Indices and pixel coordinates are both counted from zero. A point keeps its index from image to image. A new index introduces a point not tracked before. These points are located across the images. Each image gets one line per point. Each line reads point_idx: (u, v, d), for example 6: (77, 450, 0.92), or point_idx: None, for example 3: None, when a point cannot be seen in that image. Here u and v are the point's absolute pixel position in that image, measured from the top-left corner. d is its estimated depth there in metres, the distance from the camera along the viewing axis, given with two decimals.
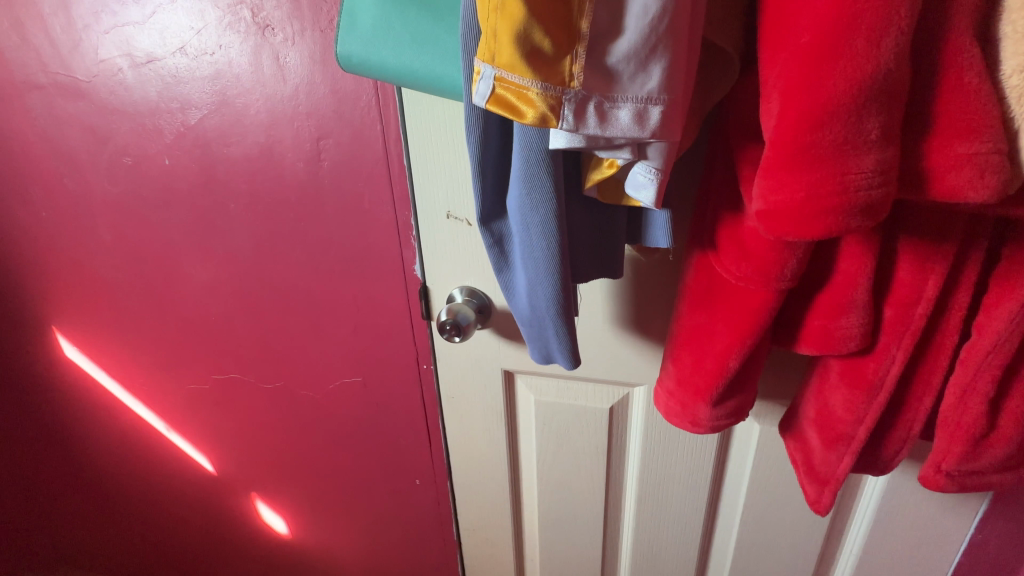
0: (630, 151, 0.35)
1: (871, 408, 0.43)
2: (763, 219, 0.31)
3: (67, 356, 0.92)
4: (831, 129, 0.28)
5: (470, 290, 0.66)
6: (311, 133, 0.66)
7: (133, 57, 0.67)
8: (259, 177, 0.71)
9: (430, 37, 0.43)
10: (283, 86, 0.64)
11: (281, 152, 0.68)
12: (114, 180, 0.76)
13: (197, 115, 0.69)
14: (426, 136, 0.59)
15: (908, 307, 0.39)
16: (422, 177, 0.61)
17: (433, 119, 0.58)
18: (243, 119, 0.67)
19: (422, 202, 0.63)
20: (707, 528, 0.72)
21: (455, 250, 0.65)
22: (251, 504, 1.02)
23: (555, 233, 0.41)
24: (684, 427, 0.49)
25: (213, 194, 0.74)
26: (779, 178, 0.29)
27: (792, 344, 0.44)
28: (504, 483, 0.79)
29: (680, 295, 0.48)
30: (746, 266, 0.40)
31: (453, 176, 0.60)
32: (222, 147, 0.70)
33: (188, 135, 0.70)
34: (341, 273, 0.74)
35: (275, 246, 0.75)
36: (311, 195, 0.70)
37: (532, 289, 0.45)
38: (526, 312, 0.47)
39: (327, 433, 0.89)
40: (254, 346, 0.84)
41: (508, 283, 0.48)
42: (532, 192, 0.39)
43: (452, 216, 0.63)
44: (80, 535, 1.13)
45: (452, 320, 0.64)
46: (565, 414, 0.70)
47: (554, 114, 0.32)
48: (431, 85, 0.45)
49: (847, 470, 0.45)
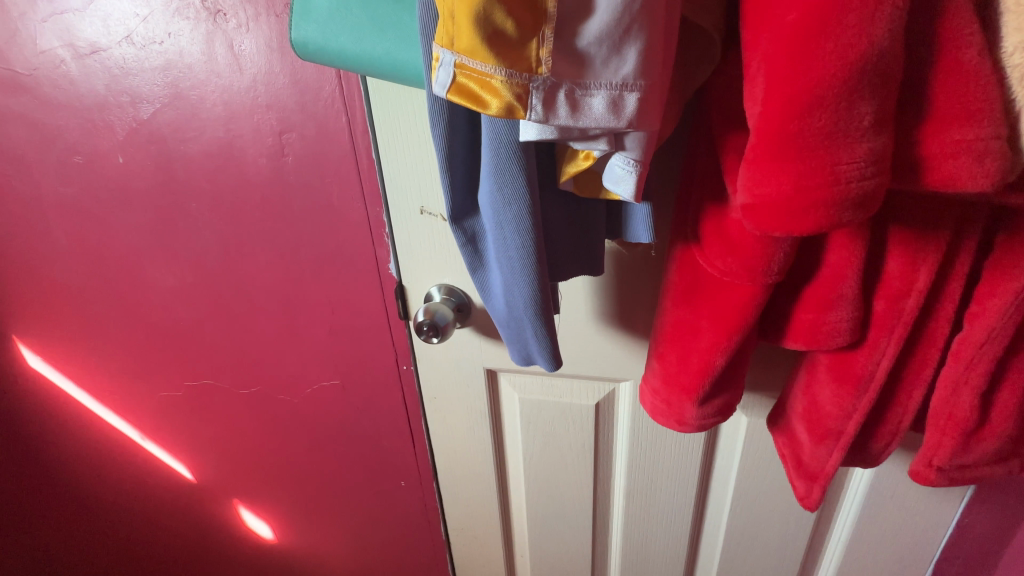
0: (606, 142, 0.33)
1: (861, 402, 0.41)
2: (747, 213, 0.29)
3: (30, 366, 0.88)
4: (820, 116, 0.25)
5: (448, 288, 0.64)
6: (273, 127, 0.62)
7: (76, 48, 0.63)
8: (222, 174, 0.66)
9: (393, 22, 0.40)
10: (240, 76, 0.60)
11: (243, 147, 0.64)
12: (66, 181, 0.71)
13: (150, 109, 0.64)
14: (393, 128, 0.56)
15: (898, 299, 0.37)
16: (392, 173, 0.58)
17: (404, 110, 0.54)
18: (199, 112, 0.63)
19: (394, 197, 0.60)
20: (696, 521, 0.71)
21: (430, 248, 0.62)
22: (233, 511, 0.99)
23: (529, 231, 0.38)
24: (670, 426, 0.48)
25: (173, 194, 0.69)
26: (762, 170, 0.27)
27: (780, 339, 0.43)
28: (491, 482, 0.77)
29: (663, 290, 0.46)
30: (731, 260, 0.38)
31: (425, 170, 0.57)
32: (178, 143, 0.66)
33: (141, 131, 0.66)
34: (315, 273, 0.71)
35: (244, 245, 0.71)
36: (278, 193, 0.66)
37: (509, 290, 0.42)
38: (504, 314, 0.45)
39: (307, 437, 0.86)
40: (228, 349, 0.81)
41: (483, 283, 0.46)
42: (504, 188, 0.37)
43: (426, 211, 0.60)
44: (57, 549, 1.09)
45: (431, 320, 0.62)
46: (551, 412, 0.68)
47: (521, 104, 0.29)
48: (398, 77, 0.42)
49: (836, 465, 0.44)
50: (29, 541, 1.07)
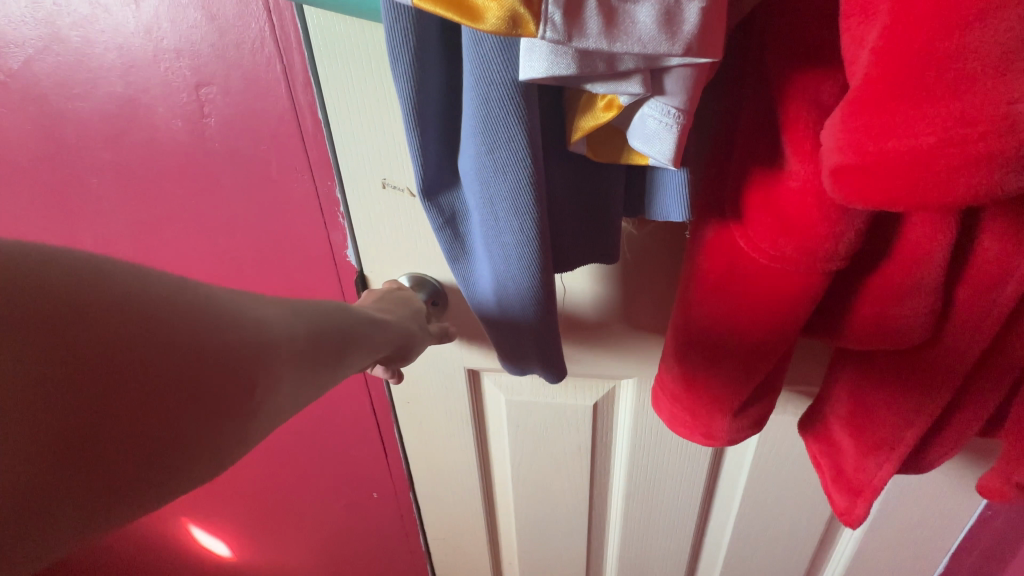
0: (640, 82, 0.23)
1: (924, 407, 0.35)
2: (843, 176, 0.23)
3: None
4: (976, 47, 0.20)
5: (419, 278, 0.54)
6: (186, 80, 0.48)
7: None
8: (126, 142, 0.53)
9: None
10: (137, 11, 0.46)
11: (150, 106, 0.50)
12: None
13: (19, 58, 0.50)
14: (343, 78, 0.44)
15: (990, 288, 0.30)
16: (345, 138, 0.47)
17: (356, 56, 0.43)
18: (86, 61, 0.49)
19: (349, 167, 0.49)
20: (701, 522, 0.66)
21: (397, 229, 0.52)
22: (180, 531, 0.88)
23: (530, 208, 0.28)
24: (693, 438, 0.41)
25: (66, 167, 0.55)
26: (884, 119, 0.22)
27: (831, 337, 0.35)
28: (475, 490, 0.69)
29: (686, 278, 0.38)
30: (784, 240, 0.29)
31: (386, 132, 0.46)
32: (63, 102, 0.51)
33: (12, 86, 0.51)
34: (255, 261, 0.59)
35: (165, 229, 0.58)
36: (202, 164, 0.53)
37: (499, 290, 0.33)
38: (491, 320, 0.36)
39: (259, 450, 0.75)
40: None
41: (467, 276, 0.36)
42: (495, 149, 0.27)
43: (389, 184, 0.49)
44: None
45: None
46: (543, 414, 0.60)
47: (531, 11, 0.20)
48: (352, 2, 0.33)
49: (886, 478, 0.38)
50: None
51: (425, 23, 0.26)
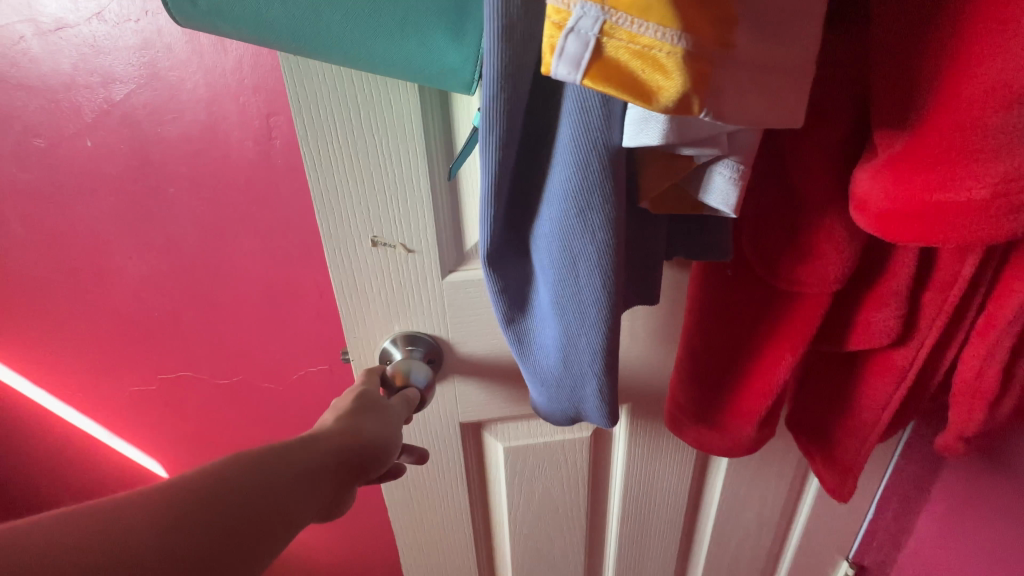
0: (720, 147, 0.31)
1: (896, 388, 0.51)
2: (889, 219, 0.33)
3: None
4: (983, 134, 0.30)
5: (411, 338, 0.56)
6: (260, 111, 0.62)
7: (40, 25, 0.61)
8: (202, 159, 0.65)
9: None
10: (225, 58, 0.59)
11: (226, 131, 0.63)
12: (25, 166, 0.69)
13: (121, 91, 0.63)
14: (320, 122, 0.43)
15: (945, 289, 0.44)
16: (326, 190, 0.46)
17: (345, 113, 0.43)
18: (178, 94, 0.62)
19: (335, 227, 0.48)
20: (693, 512, 0.78)
21: (385, 287, 0.52)
22: None
23: (608, 268, 0.34)
24: (724, 451, 0.58)
25: (149, 179, 0.68)
26: (919, 180, 0.32)
27: (836, 341, 0.49)
28: (467, 529, 0.73)
29: (713, 310, 0.51)
30: (802, 269, 0.41)
31: (375, 189, 0.46)
32: (154, 126, 0.64)
33: (112, 113, 0.64)
34: (301, 258, 0.72)
35: (224, 232, 0.71)
36: (265, 179, 0.66)
37: (567, 341, 0.38)
38: (552, 365, 0.42)
39: (290, 423, 0.88)
40: (206, 340, 0.81)
41: (531, 326, 0.41)
42: (586, 215, 0.32)
43: (380, 242, 0.49)
44: None
45: (405, 383, 0.53)
46: (538, 454, 0.68)
47: (696, 91, 0.24)
48: (379, 65, 0.30)
49: (865, 452, 0.57)
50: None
51: (516, 110, 0.29)
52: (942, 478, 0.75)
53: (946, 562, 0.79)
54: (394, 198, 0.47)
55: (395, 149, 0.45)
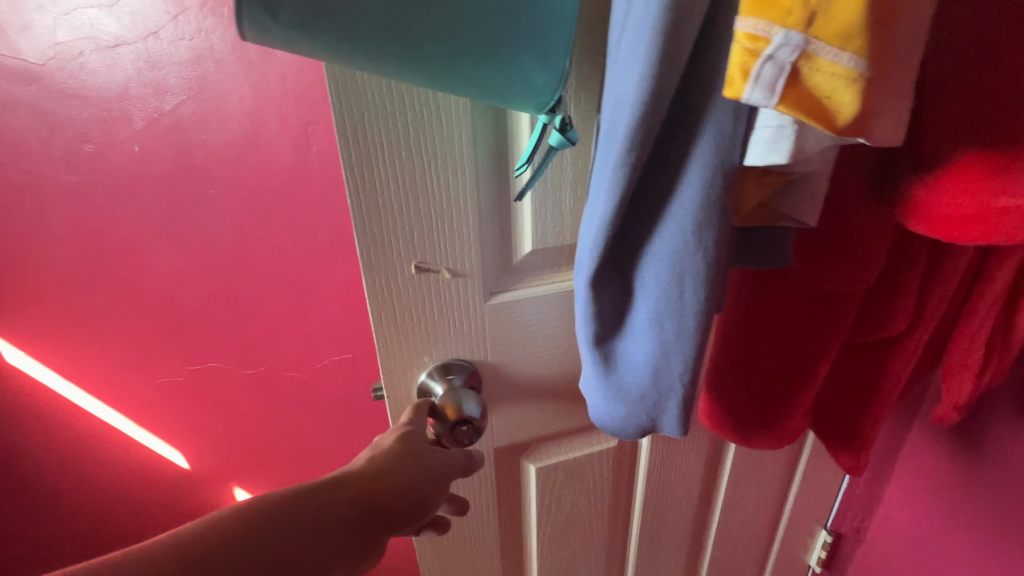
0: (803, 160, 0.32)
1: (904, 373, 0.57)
2: (947, 229, 0.37)
3: (5, 361, 0.88)
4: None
5: (445, 365, 0.55)
6: (301, 120, 0.70)
7: (98, 41, 0.67)
8: (243, 163, 0.72)
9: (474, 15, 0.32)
10: (272, 72, 0.67)
11: (268, 137, 0.71)
12: (72, 169, 0.75)
13: (172, 101, 0.69)
14: (364, 147, 0.42)
15: (944, 279, 0.51)
16: (368, 218, 0.45)
17: (401, 126, 0.42)
18: (225, 105, 0.69)
19: (374, 248, 0.47)
20: (704, 508, 0.81)
21: (423, 308, 0.51)
22: (229, 492, 1.04)
23: (712, 285, 0.34)
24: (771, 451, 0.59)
25: (191, 182, 0.74)
26: (972, 193, 0.35)
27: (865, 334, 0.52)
28: (495, 556, 0.73)
29: (761, 317, 0.50)
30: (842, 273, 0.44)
31: (420, 208, 0.46)
32: (200, 133, 0.71)
33: (161, 121, 0.71)
34: (330, 252, 0.80)
35: (258, 230, 0.77)
36: (301, 180, 0.74)
37: (662, 357, 0.37)
38: (630, 383, 0.40)
39: (311, 410, 0.95)
40: (235, 331, 0.87)
41: (611, 341, 0.40)
42: (703, 228, 0.32)
43: (422, 267, 0.49)
44: (21, 563, 1.05)
45: (459, 415, 0.53)
46: (568, 471, 0.69)
47: (869, 114, 0.26)
48: (443, 83, 0.35)
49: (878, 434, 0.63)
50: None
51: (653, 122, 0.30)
52: (906, 447, 0.85)
53: (915, 527, 0.86)
54: (438, 218, 0.47)
55: (444, 166, 0.45)
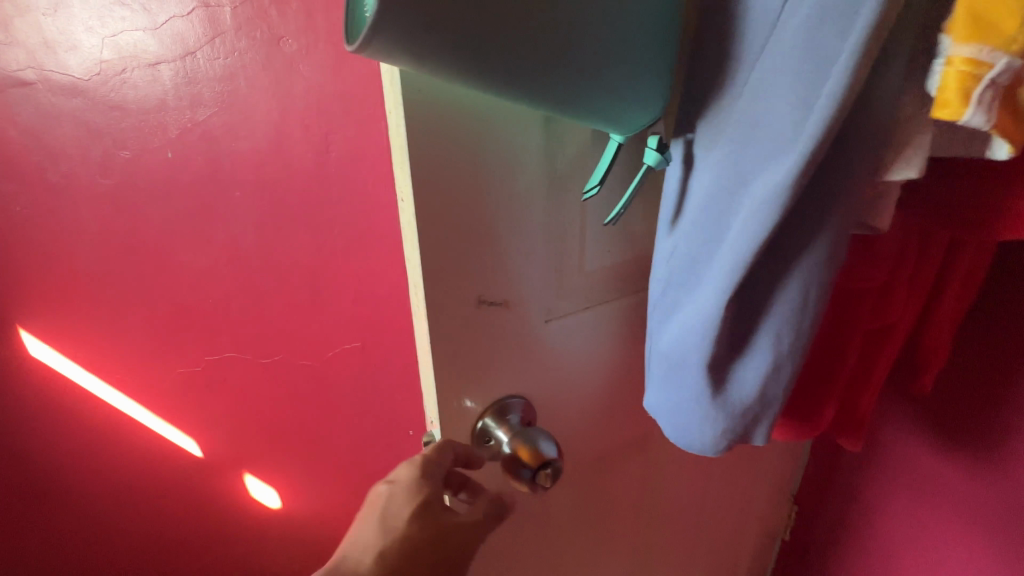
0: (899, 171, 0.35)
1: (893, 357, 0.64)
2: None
3: (32, 355, 0.94)
4: None
5: (501, 404, 0.48)
6: (321, 131, 0.79)
7: (141, 59, 0.75)
8: (267, 168, 0.81)
9: (600, 53, 0.32)
10: (297, 88, 0.76)
11: (291, 145, 0.79)
12: (107, 173, 0.82)
13: (205, 113, 0.78)
14: (434, 166, 0.37)
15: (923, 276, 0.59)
16: (429, 246, 0.39)
17: (473, 139, 0.37)
18: (253, 116, 0.77)
19: (433, 279, 0.40)
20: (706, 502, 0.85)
21: (477, 352, 0.45)
22: (240, 480, 1.10)
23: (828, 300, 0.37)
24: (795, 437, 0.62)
25: (218, 185, 0.82)
26: None
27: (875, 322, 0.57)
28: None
29: None
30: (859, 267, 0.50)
31: (486, 233, 0.41)
32: (229, 142, 0.79)
33: (194, 130, 0.79)
34: (343, 248, 0.88)
35: (278, 228, 0.85)
36: (319, 183, 0.82)
37: (773, 369, 0.39)
38: (738, 403, 0.40)
39: (322, 396, 1.02)
40: (252, 323, 0.94)
41: (724, 363, 0.39)
42: (835, 250, 0.34)
43: (485, 301, 0.43)
44: (32, 555, 1.09)
45: (536, 458, 0.46)
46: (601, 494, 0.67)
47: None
48: (552, 93, 0.32)
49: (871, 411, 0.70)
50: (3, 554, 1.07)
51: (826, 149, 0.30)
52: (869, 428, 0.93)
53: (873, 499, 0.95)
54: (506, 246, 0.42)
55: (512, 188, 0.40)
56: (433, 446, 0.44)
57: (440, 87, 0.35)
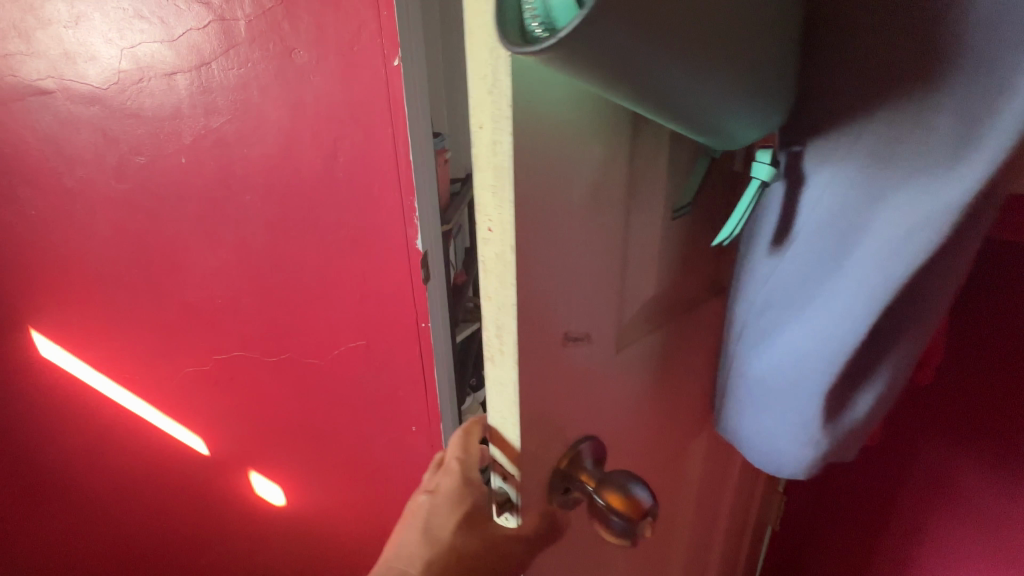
0: None
1: None
2: None
3: (43, 354, 0.98)
4: None
5: (577, 448, 0.44)
6: (329, 136, 0.82)
7: (158, 69, 0.79)
8: (276, 172, 0.85)
9: (734, 60, 0.30)
10: (306, 95, 0.79)
11: (300, 150, 0.83)
12: (123, 178, 0.86)
13: (218, 120, 0.81)
14: (536, 188, 0.32)
15: None
16: (523, 277, 0.34)
17: (569, 157, 0.33)
18: (264, 123, 0.81)
19: (524, 313, 0.35)
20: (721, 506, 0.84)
21: (557, 388, 0.40)
22: (246, 477, 1.13)
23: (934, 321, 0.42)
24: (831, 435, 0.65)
25: (230, 188, 0.86)
26: None
27: None
28: None
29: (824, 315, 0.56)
30: None
31: (574, 257, 0.37)
32: (242, 147, 0.83)
33: (208, 137, 0.82)
34: (349, 248, 0.90)
35: (288, 229, 0.89)
36: (327, 185, 0.85)
37: (882, 385, 0.44)
38: (850, 420, 0.45)
39: (327, 395, 1.04)
40: (260, 322, 0.97)
41: (842, 390, 0.43)
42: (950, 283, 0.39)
43: (571, 336, 0.39)
44: (56, 537, 1.15)
45: (624, 507, 0.40)
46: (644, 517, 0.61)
47: None
48: (687, 112, 0.33)
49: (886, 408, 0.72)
50: (29, 535, 1.14)
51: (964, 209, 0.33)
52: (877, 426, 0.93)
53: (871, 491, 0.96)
54: (589, 272, 0.39)
55: (597, 210, 0.37)
56: (456, 439, 0.46)
57: (547, 96, 0.30)
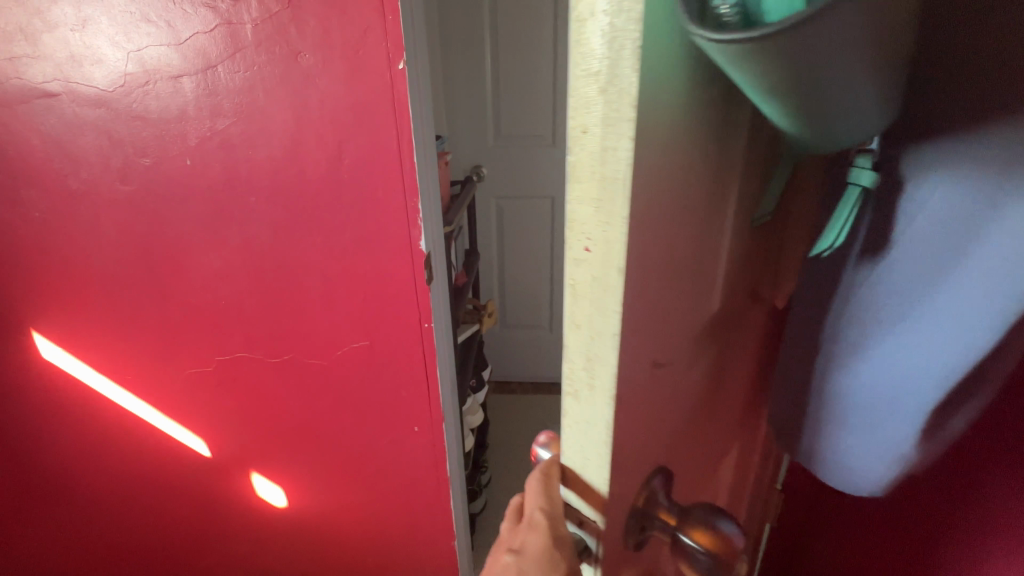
0: None
1: None
2: None
3: (45, 356, 0.98)
4: None
5: (654, 478, 0.36)
6: (334, 138, 0.83)
7: (164, 72, 0.80)
8: (281, 174, 0.85)
9: (894, 56, 0.25)
10: (312, 98, 0.80)
11: (306, 152, 0.84)
12: (127, 180, 0.86)
13: (224, 123, 0.82)
14: (646, 200, 0.25)
15: None
16: (631, 305, 0.27)
17: (678, 144, 0.26)
18: (269, 125, 0.82)
19: (628, 345, 0.28)
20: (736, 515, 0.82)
21: (642, 425, 0.33)
22: (247, 479, 1.12)
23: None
24: None
25: (234, 190, 0.86)
26: None
27: None
28: None
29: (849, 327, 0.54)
30: None
31: (670, 270, 0.30)
32: (247, 150, 0.84)
33: (213, 139, 0.83)
34: (353, 249, 0.91)
35: (291, 230, 0.89)
36: (331, 186, 0.86)
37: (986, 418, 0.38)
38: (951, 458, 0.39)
39: (330, 396, 1.05)
40: (263, 323, 0.97)
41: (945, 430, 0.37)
42: None
43: (659, 362, 0.32)
44: (59, 536, 1.16)
45: (721, 548, 0.33)
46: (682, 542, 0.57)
47: None
48: (831, 119, 0.27)
49: None
50: (33, 533, 1.15)
51: None
52: None
53: None
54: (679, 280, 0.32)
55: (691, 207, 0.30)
56: (538, 486, 0.34)
57: (663, 72, 0.23)
